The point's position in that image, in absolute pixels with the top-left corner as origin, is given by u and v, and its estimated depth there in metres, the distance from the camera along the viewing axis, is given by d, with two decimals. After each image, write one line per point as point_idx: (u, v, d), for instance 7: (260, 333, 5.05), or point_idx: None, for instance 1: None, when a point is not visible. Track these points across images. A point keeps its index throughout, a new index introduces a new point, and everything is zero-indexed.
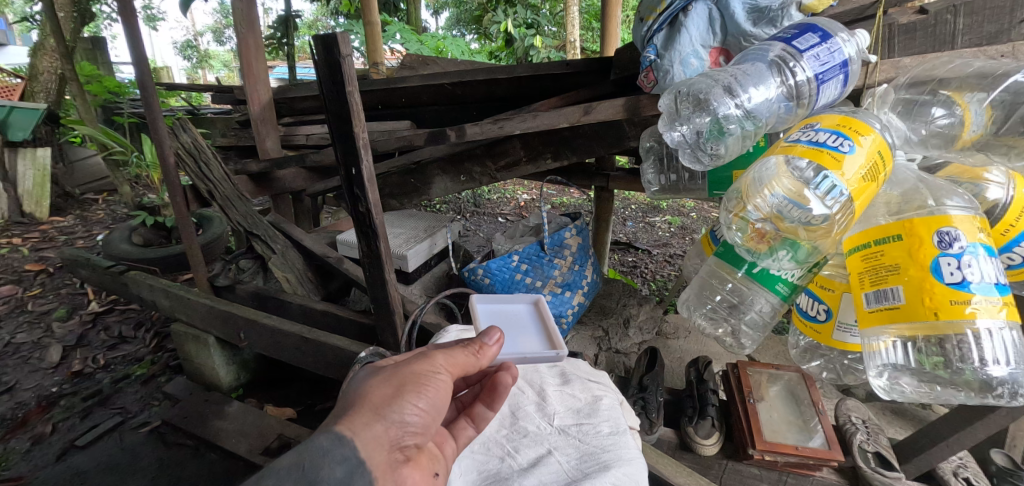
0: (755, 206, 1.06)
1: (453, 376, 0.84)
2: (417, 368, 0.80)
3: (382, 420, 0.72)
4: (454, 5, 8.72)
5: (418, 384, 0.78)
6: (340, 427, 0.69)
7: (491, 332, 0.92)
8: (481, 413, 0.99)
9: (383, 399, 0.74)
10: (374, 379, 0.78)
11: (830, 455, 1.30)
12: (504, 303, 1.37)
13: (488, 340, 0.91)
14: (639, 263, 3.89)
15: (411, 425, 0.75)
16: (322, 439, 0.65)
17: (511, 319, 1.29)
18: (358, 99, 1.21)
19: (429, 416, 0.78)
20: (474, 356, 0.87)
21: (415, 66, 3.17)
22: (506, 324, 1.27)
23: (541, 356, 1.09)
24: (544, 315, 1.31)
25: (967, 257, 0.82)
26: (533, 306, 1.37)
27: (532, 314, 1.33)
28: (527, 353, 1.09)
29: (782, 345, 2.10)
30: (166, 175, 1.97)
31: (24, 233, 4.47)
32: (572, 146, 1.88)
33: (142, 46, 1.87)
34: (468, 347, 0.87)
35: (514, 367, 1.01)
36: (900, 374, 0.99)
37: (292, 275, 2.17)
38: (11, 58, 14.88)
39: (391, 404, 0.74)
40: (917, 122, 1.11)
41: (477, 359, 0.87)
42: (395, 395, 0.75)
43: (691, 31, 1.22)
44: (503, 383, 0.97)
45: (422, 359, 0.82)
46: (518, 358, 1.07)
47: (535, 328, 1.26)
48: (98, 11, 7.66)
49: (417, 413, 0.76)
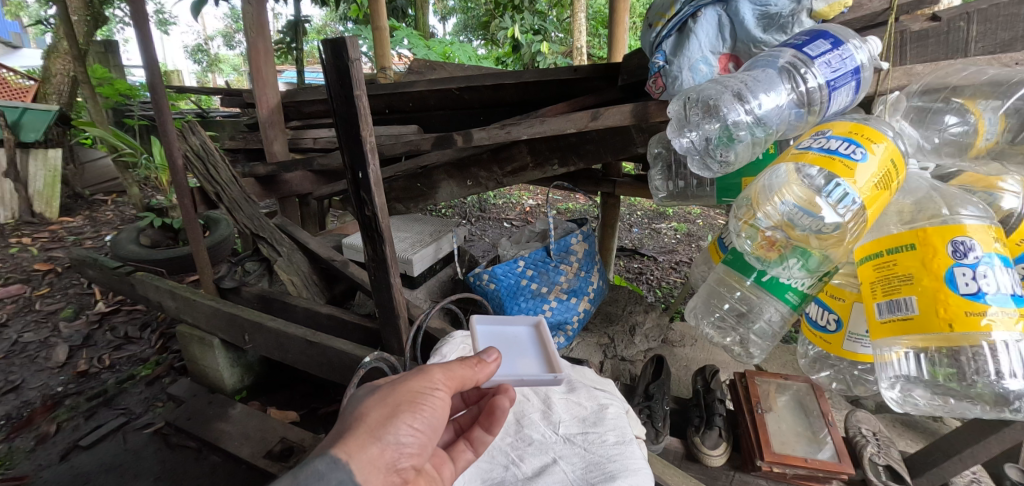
0: (766, 214, 1.04)
1: (450, 391, 0.83)
2: (413, 385, 0.79)
3: (378, 442, 0.71)
4: (462, 11, 8.82)
5: (414, 403, 0.77)
6: (335, 451, 0.68)
7: (490, 349, 0.92)
8: (479, 437, 0.98)
9: (379, 420, 0.74)
10: (370, 399, 0.76)
11: (840, 468, 1.26)
12: (504, 325, 1.35)
13: (487, 357, 0.91)
14: (645, 270, 3.87)
15: (406, 446, 0.75)
16: (318, 462, 0.65)
17: (510, 341, 1.28)
18: (366, 103, 1.22)
19: (425, 436, 0.78)
20: (472, 370, 0.87)
21: (423, 72, 3.18)
22: (504, 346, 1.25)
23: (539, 378, 1.08)
24: (544, 337, 1.29)
25: (983, 268, 0.80)
26: (534, 329, 1.34)
27: (532, 336, 1.31)
28: (525, 375, 1.08)
29: (791, 355, 2.07)
30: (174, 177, 1.99)
31: (34, 233, 4.52)
32: (579, 152, 1.87)
33: (154, 50, 1.89)
34: (466, 361, 0.88)
35: (513, 390, 0.99)
36: (913, 387, 0.98)
37: (298, 279, 2.17)
38: (25, 61, 15.00)
39: (386, 426, 0.73)
40: (929, 130, 1.09)
41: (475, 373, 0.87)
42: (390, 416, 0.74)
43: (701, 37, 1.21)
44: (501, 408, 0.95)
45: (418, 375, 0.82)
46: (515, 380, 1.06)
47: (534, 350, 1.25)
48: (111, 15, 7.79)
49: (412, 434, 0.76)
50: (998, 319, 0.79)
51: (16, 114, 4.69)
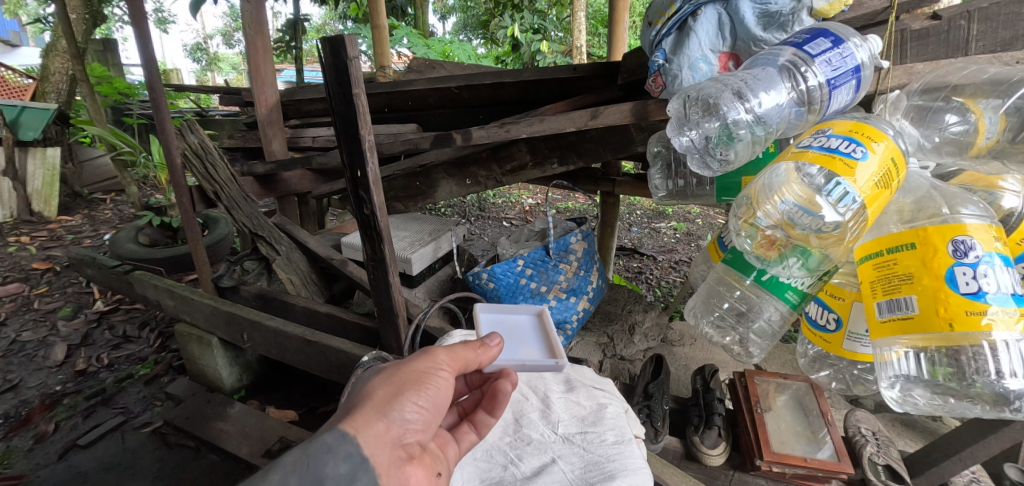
0: (765, 213, 1.04)
1: (454, 371, 0.85)
2: (417, 365, 0.80)
3: (383, 418, 0.71)
4: (461, 10, 8.81)
5: (419, 382, 0.78)
6: (342, 426, 0.67)
7: (493, 334, 0.95)
8: (483, 420, 0.98)
9: (385, 397, 0.73)
10: (375, 379, 0.76)
11: (839, 468, 1.26)
12: (507, 313, 1.35)
13: (489, 342, 0.93)
14: (644, 269, 3.87)
15: (412, 422, 0.74)
16: (326, 435, 0.64)
17: (513, 329, 1.28)
18: (365, 101, 1.21)
19: (430, 414, 0.78)
20: (475, 352, 0.88)
21: (422, 70, 3.18)
22: (507, 334, 1.25)
23: (541, 364, 1.06)
24: (547, 325, 1.29)
25: (983, 267, 0.80)
26: (537, 318, 1.34)
27: (535, 325, 1.31)
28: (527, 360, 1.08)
29: (790, 354, 2.07)
30: (173, 175, 1.98)
31: (33, 231, 4.51)
32: (578, 150, 1.87)
33: (152, 48, 1.89)
34: (469, 344, 0.89)
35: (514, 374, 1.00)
36: (912, 386, 0.97)
37: (297, 278, 2.16)
38: (24, 59, 14.95)
39: (392, 403, 0.73)
40: (930, 128, 1.08)
41: (477, 355, 0.89)
42: (395, 394, 0.74)
43: (700, 35, 1.20)
44: (503, 391, 0.96)
45: (423, 356, 0.83)
46: (517, 365, 1.06)
47: (537, 338, 1.24)
48: (110, 14, 7.77)
49: (417, 411, 0.75)
50: (998, 318, 0.79)
51: (15, 112, 4.72)
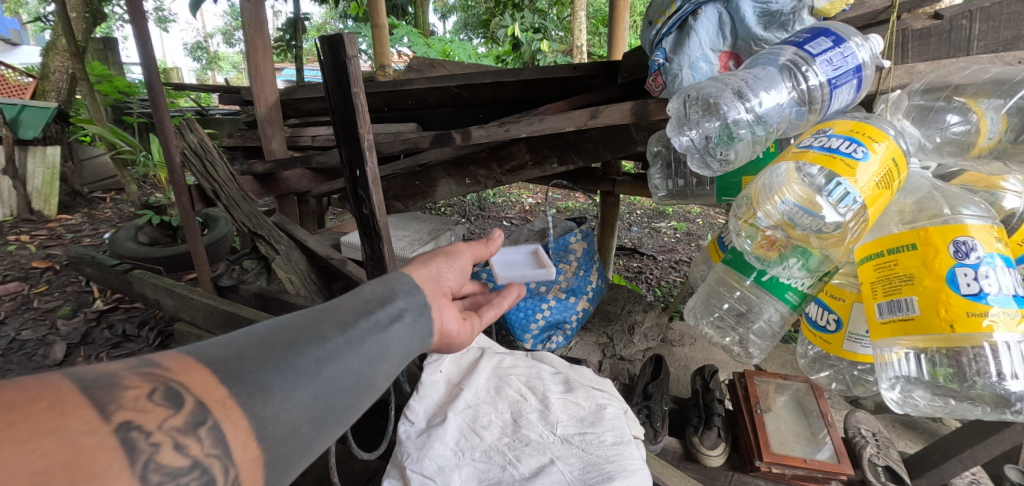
0: (765, 213, 1.03)
1: (471, 256, 1.02)
2: (444, 247, 0.99)
3: (424, 269, 0.89)
4: (462, 9, 8.79)
5: (446, 253, 0.96)
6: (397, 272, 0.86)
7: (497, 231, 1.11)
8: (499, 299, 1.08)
9: (423, 261, 0.92)
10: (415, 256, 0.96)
11: (839, 469, 1.26)
12: (511, 255, 1.65)
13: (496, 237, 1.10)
14: (644, 269, 3.86)
15: (445, 277, 0.92)
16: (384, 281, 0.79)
17: (515, 264, 1.57)
18: (364, 100, 1.21)
19: (456, 276, 0.96)
20: (486, 244, 1.06)
21: (422, 70, 3.17)
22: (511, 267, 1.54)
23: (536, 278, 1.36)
24: (542, 257, 1.59)
25: (985, 268, 0.80)
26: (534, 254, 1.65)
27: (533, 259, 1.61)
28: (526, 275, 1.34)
29: (790, 354, 2.07)
30: (172, 174, 1.97)
31: (33, 230, 4.51)
32: (578, 150, 1.86)
33: (151, 47, 1.88)
34: (481, 239, 1.08)
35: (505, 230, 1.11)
36: (913, 387, 0.97)
37: (296, 276, 2.10)
38: (24, 58, 14.90)
39: (429, 263, 0.91)
40: (931, 129, 1.07)
41: (488, 247, 1.07)
42: (430, 259, 0.93)
43: (701, 35, 1.20)
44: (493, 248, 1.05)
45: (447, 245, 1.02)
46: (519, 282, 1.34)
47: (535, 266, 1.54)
48: (110, 13, 7.76)
49: (448, 272, 0.93)
50: (1000, 319, 0.78)
51: (14, 111, 4.73)
